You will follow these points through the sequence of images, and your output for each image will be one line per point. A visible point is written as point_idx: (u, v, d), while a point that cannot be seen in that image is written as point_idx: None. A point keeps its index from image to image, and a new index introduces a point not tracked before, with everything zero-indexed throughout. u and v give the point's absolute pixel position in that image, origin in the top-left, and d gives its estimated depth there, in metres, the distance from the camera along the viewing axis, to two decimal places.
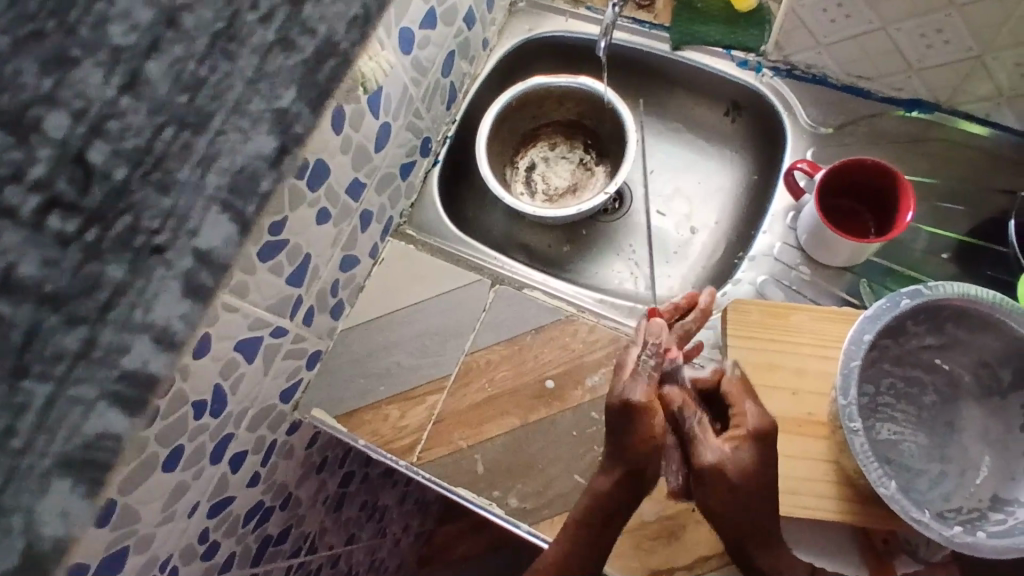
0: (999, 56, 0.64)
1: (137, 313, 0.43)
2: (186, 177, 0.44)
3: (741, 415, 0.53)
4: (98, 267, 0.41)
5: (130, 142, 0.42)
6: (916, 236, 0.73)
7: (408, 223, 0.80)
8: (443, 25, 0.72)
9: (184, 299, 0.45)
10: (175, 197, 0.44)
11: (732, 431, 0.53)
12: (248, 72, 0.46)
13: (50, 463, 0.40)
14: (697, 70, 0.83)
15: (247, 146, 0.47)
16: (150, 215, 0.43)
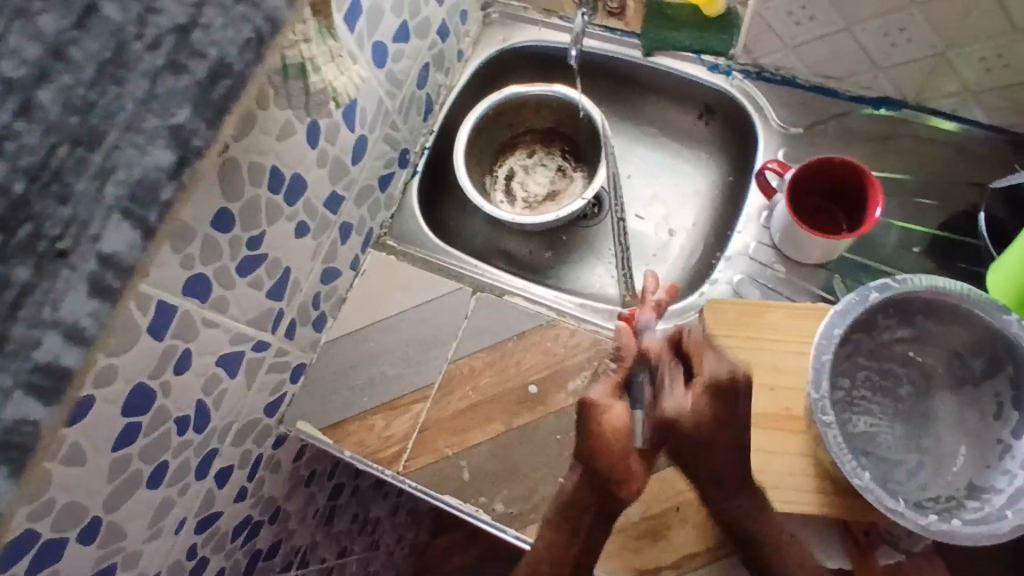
0: (961, 52, 0.66)
1: (46, 310, 0.36)
2: (84, 189, 0.37)
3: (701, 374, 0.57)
4: (3, 271, 0.35)
5: (26, 159, 0.36)
6: (888, 231, 0.73)
7: (389, 233, 0.80)
8: (416, 38, 0.73)
9: (91, 299, 0.37)
10: (75, 206, 0.37)
11: (697, 381, 0.58)
12: (142, 96, 0.38)
13: None
14: (668, 75, 0.84)
15: (144, 159, 0.38)
16: (51, 223, 0.36)
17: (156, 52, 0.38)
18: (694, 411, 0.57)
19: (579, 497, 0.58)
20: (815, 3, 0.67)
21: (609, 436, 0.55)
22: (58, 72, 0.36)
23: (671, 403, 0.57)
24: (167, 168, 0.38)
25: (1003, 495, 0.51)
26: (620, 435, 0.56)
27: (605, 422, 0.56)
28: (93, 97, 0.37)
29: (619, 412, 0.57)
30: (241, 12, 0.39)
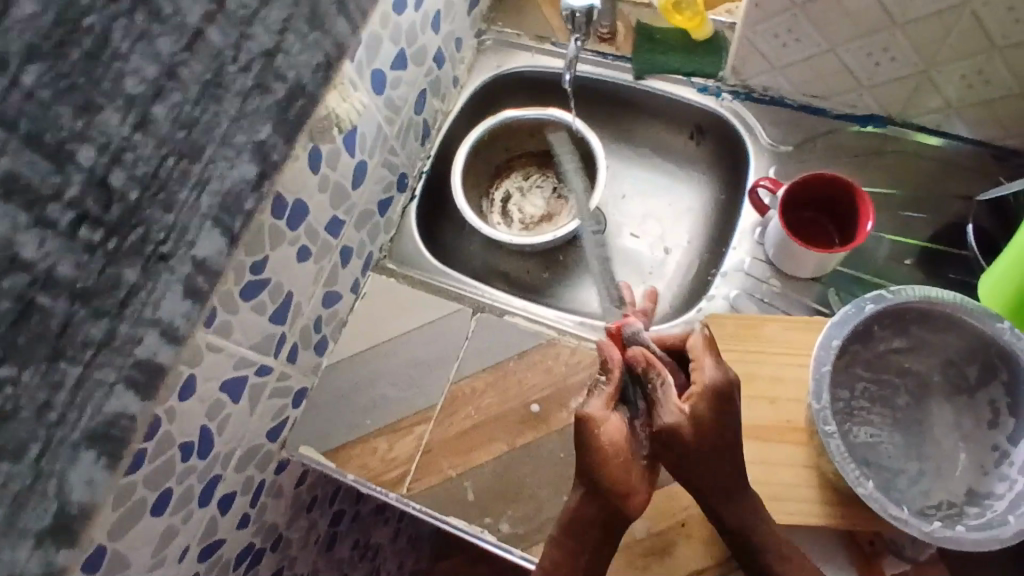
0: (943, 70, 0.68)
1: (146, 310, 0.47)
2: (185, 198, 0.47)
3: (699, 371, 0.54)
4: (116, 271, 0.44)
5: (142, 168, 0.44)
6: (879, 245, 0.75)
7: (388, 256, 0.81)
8: (414, 65, 0.75)
9: (184, 301, 0.50)
10: (178, 214, 0.47)
11: (691, 390, 0.53)
12: (233, 114, 0.49)
13: (78, 436, 0.44)
14: (659, 97, 0.86)
15: (231, 172, 0.50)
16: (156, 229, 0.46)
17: (246, 75, 0.48)
18: (694, 419, 0.52)
19: (581, 514, 0.55)
20: (800, 25, 0.69)
21: (610, 448, 0.53)
22: (169, 92, 0.44)
23: (665, 408, 0.53)
24: (249, 180, 0.51)
25: (1004, 501, 0.51)
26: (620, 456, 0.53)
27: (603, 440, 0.53)
28: (197, 114, 0.46)
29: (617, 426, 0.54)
30: (314, 42, 0.53)
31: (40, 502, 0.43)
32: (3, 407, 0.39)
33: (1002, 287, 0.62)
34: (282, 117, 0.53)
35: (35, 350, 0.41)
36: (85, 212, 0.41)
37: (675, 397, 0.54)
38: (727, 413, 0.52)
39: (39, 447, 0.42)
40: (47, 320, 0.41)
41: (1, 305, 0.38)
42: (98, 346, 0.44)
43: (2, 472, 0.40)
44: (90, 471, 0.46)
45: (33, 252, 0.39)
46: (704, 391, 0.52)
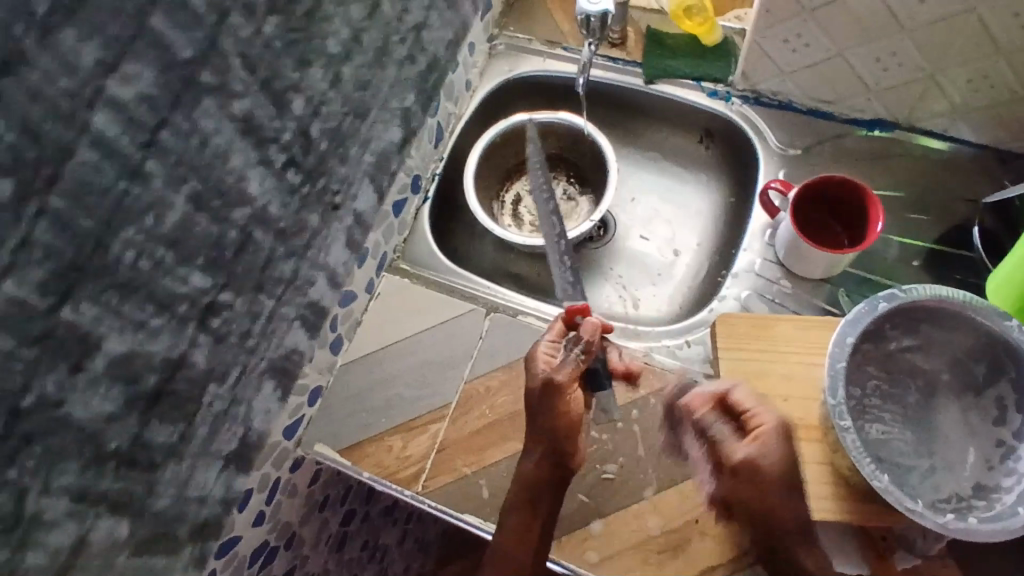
0: (950, 74, 0.69)
1: (320, 255, 0.65)
2: (355, 155, 0.66)
3: (758, 417, 0.58)
4: (303, 215, 0.61)
5: (332, 123, 0.61)
6: (888, 246, 0.76)
7: (402, 257, 0.82)
8: (429, 68, 0.76)
9: (344, 252, 0.69)
10: (346, 165, 0.65)
11: (752, 430, 0.58)
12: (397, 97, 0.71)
13: (265, 366, 0.62)
14: (670, 102, 0.88)
15: (384, 134, 0.70)
16: (329, 177, 0.63)
17: (406, 58, 0.70)
18: (777, 458, 0.56)
19: (538, 474, 0.64)
20: (810, 31, 0.71)
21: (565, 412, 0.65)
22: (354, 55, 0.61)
23: (737, 451, 0.57)
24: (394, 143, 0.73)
25: (1012, 494, 0.52)
26: (571, 419, 0.65)
27: (559, 404, 0.65)
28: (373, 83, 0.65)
29: (566, 400, 0.65)
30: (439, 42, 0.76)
31: (224, 420, 0.58)
32: (220, 330, 0.54)
33: (1007, 286, 0.63)
34: (421, 90, 0.75)
35: (245, 281, 0.56)
36: (290, 156, 0.57)
37: (736, 440, 0.58)
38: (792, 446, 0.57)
39: (238, 372, 0.58)
40: (258, 252, 0.56)
41: (228, 236, 0.52)
42: (287, 283, 0.61)
43: (211, 388, 0.55)
44: (269, 401, 0.64)
45: (257, 192, 0.54)
46: (774, 432, 0.57)
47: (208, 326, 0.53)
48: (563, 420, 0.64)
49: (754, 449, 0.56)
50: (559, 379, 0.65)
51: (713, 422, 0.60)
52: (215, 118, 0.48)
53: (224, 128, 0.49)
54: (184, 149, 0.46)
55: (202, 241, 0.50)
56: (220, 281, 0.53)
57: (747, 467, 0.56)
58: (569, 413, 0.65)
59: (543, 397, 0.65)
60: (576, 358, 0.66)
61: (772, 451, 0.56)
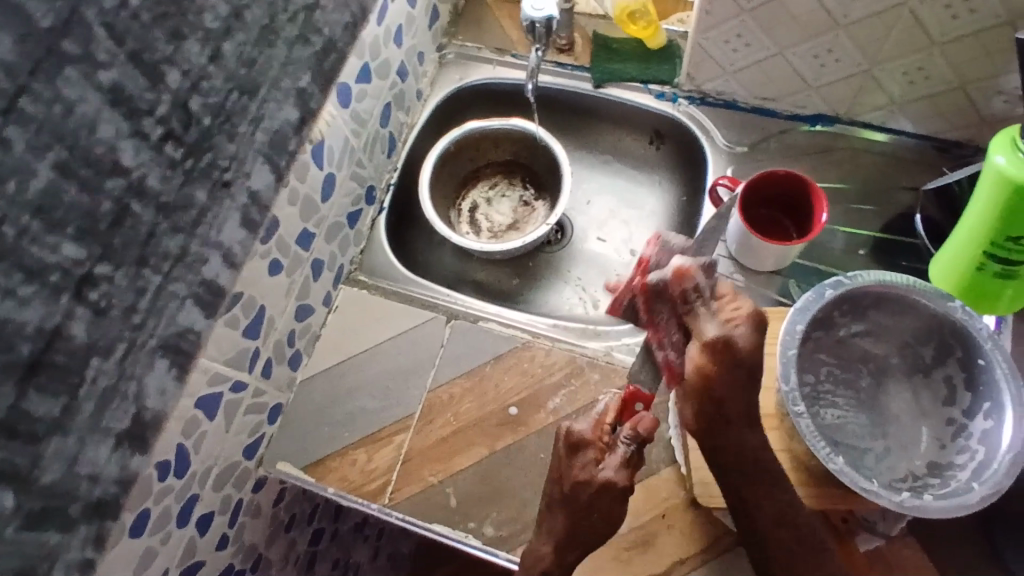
0: (884, 67, 0.72)
1: (212, 233, 0.55)
2: (245, 131, 0.56)
3: (736, 300, 0.54)
4: (191, 191, 0.52)
5: (213, 97, 0.52)
6: (834, 237, 0.78)
7: (359, 269, 0.81)
8: (377, 78, 0.76)
9: (241, 229, 0.58)
10: (238, 145, 0.55)
11: (729, 309, 0.53)
12: (282, 61, 0.58)
13: (155, 342, 0.52)
14: (620, 105, 0.89)
15: (279, 114, 0.59)
16: (222, 157, 0.54)
17: (293, 25, 0.58)
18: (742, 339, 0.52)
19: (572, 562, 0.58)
20: (750, 30, 0.73)
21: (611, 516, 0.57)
22: (235, 32, 0.53)
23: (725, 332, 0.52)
24: (292, 122, 0.61)
25: (967, 470, 0.54)
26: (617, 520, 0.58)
27: (612, 506, 0.57)
28: (256, 55, 0.55)
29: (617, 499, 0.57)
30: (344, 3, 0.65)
31: (123, 403, 0.50)
32: (99, 303, 0.47)
33: (950, 273, 0.65)
34: (319, 68, 0.63)
35: (127, 253, 0.48)
36: (170, 130, 0.49)
37: (711, 316, 0.53)
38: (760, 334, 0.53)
39: (124, 347, 0.49)
40: (138, 224, 0.48)
41: (103, 208, 0.46)
42: (174, 259, 0.52)
43: (93, 364, 0.47)
44: (163, 380, 0.54)
45: (130, 160, 0.47)
46: (748, 317, 0.53)
47: (80, 297, 0.45)
48: (607, 522, 0.57)
49: (726, 330, 0.52)
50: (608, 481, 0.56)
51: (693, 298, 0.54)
52: (74, 84, 0.43)
53: (89, 97, 0.44)
54: (47, 117, 0.42)
55: (72, 208, 0.44)
56: (97, 250, 0.46)
57: (706, 352, 0.53)
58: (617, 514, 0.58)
59: (596, 497, 0.57)
60: (627, 453, 0.57)
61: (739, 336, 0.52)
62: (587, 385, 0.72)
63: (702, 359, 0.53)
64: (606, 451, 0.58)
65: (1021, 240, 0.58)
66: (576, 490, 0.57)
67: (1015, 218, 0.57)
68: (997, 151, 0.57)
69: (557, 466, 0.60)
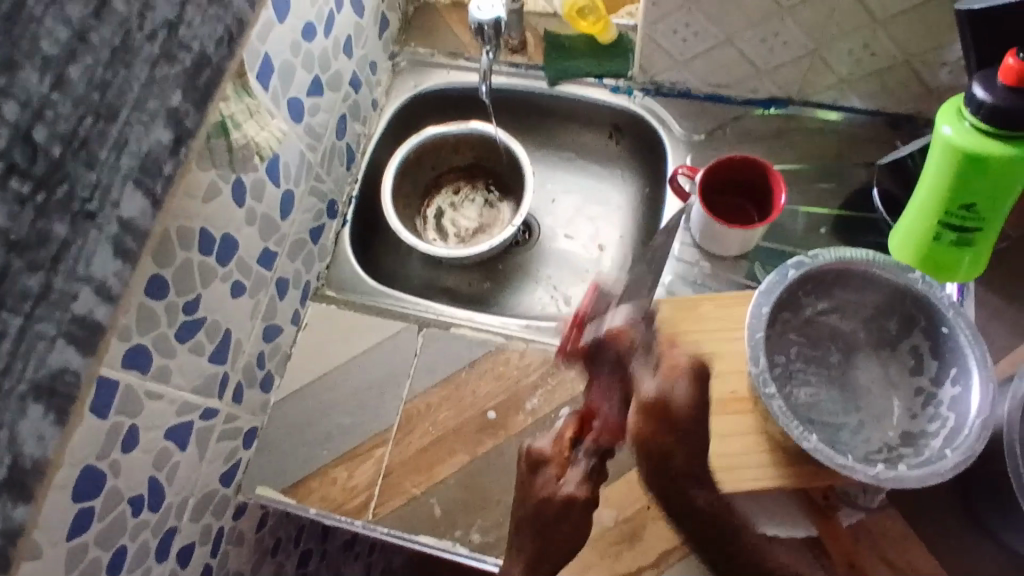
0: (830, 48, 0.73)
1: (79, 267, 0.42)
2: (106, 158, 0.42)
3: (672, 356, 0.53)
4: (47, 226, 0.40)
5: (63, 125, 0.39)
6: (795, 218, 0.79)
7: (327, 284, 0.80)
8: (330, 91, 0.75)
9: (114, 260, 0.44)
10: (101, 172, 0.42)
11: (666, 367, 0.53)
12: (144, 79, 0.42)
13: (23, 388, 0.41)
14: (576, 101, 0.89)
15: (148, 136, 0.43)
16: (80, 187, 0.41)
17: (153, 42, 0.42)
18: (676, 397, 0.51)
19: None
20: (696, 20, 0.74)
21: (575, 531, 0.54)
22: (81, 55, 0.39)
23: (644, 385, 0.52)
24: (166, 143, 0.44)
25: (939, 438, 0.55)
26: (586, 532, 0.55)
27: (577, 520, 0.54)
28: (109, 77, 0.40)
29: (584, 513, 0.54)
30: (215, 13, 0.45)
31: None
32: None
33: (905, 245, 0.66)
34: (194, 87, 0.45)
35: None
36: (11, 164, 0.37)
37: (650, 372, 0.53)
38: (701, 392, 0.51)
39: None
40: None
41: None
42: (35, 299, 0.41)
43: None
44: (38, 426, 0.43)
45: None
46: (688, 373, 0.52)
47: None
48: (578, 534, 0.55)
49: (662, 385, 0.51)
50: (574, 494, 0.54)
51: (627, 352, 0.55)
52: None
53: None
54: None
55: None
56: None
57: (641, 403, 0.51)
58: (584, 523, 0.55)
59: (564, 511, 0.54)
60: (587, 467, 0.56)
61: (680, 391, 0.51)
62: (562, 383, 0.71)
63: (637, 412, 0.51)
64: (566, 466, 0.57)
65: (973, 207, 0.59)
66: (541, 507, 0.55)
67: (965, 186, 0.58)
68: (944, 123, 0.58)
69: (530, 490, 0.57)
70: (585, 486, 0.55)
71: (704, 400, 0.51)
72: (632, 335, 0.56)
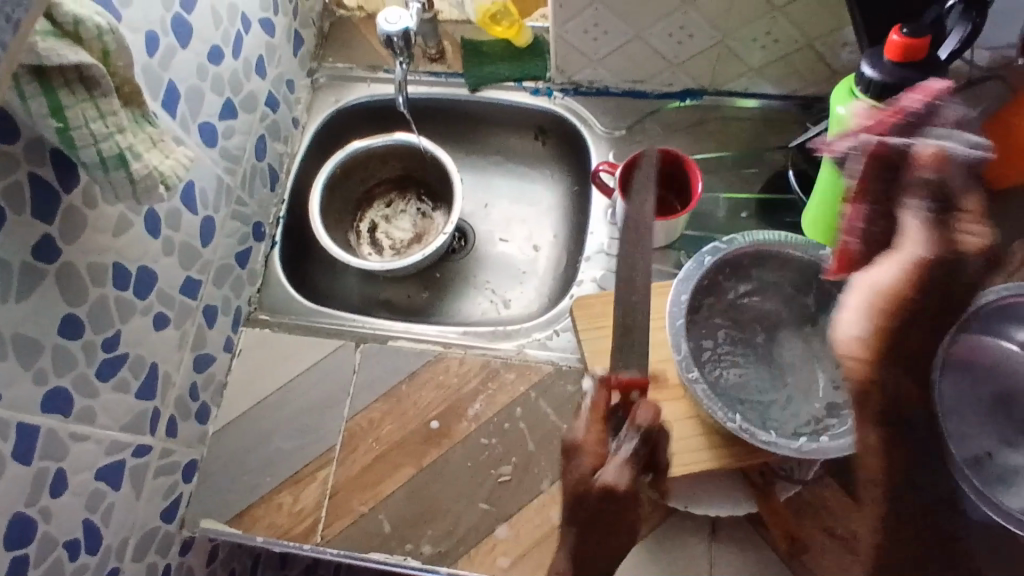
0: (734, 37, 0.76)
1: None
2: None
3: (971, 232, 0.43)
4: None
5: None
6: (716, 204, 0.81)
7: (260, 308, 0.79)
8: (244, 112, 0.74)
9: None
10: None
11: (959, 228, 0.43)
12: None
13: None
14: (498, 106, 0.90)
15: None
16: None
17: None
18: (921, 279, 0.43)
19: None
20: (604, 18, 0.76)
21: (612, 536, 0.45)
22: None
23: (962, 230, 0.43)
24: None
25: None
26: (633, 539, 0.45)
27: (617, 524, 0.45)
28: None
29: (621, 518, 0.45)
30: None
31: None
32: None
33: (814, 220, 0.69)
34: None
35: None
36: None
37: (949, 228, 0.44)
38: (943, 290, 0.42)
39: None
40: None
41: None
42: None
43: None
44: None
45: None
46: (982, 250, 0.42)
47: None
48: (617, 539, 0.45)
49: (941, 251, 0.43)
50: (616, 487, 0.46)
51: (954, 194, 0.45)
52: None
53: None
54: None
55: None
56: None
57: (904, 276, 0.43)
58: (625, 535, 0.45)
59: (599, 506, 0.46)
60: (631, 449, 0.48)
61: (976, 236, 0.43)
62: (503, 386, 0.72)
63: (897, 282, 0.43)
64: (604, 458, 0.48)
65: None
66: (572, 501, 0.47)
67: None
68: (839, 103, 0.60)
69: (567, 482, 0.48)
70: (625, 476, 0.46)
71: (960, 291, 0.42)
72: (946, 168, 0.46)
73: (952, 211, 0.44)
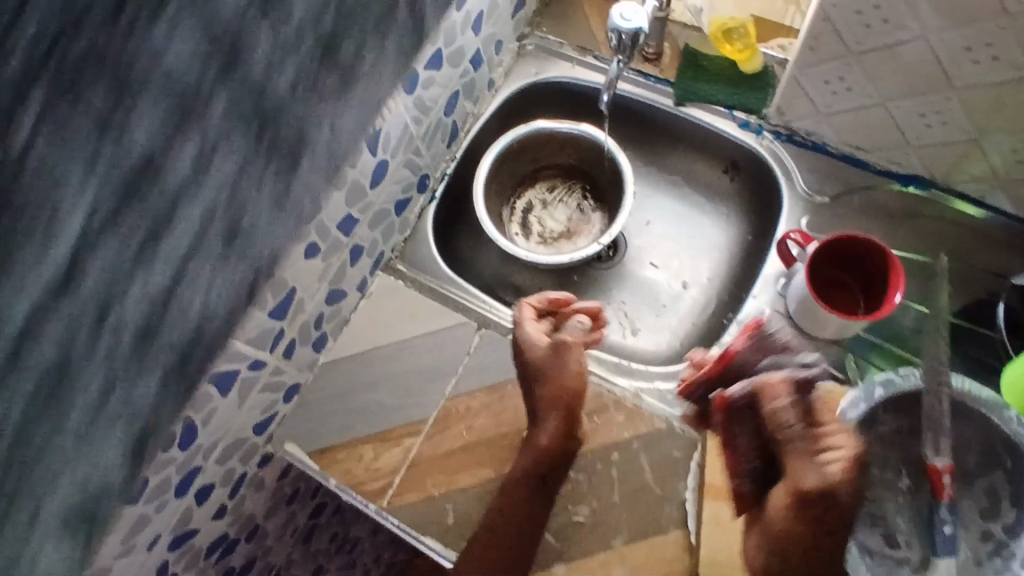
0: (994, 140, 0.65)
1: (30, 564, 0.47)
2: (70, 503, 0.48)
3: (834, 449, 0.52)
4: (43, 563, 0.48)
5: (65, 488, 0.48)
6: (905, 313, 0.71)
7: (400, 258, 0.79)
8: (448, 66, 0.73)
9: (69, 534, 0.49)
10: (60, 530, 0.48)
11: (798, 469, 0.53)
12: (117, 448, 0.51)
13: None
14: (699, 128, 0.83)
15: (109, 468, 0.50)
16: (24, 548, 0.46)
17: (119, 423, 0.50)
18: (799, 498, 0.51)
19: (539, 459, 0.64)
20: (853, 75, 0.67)
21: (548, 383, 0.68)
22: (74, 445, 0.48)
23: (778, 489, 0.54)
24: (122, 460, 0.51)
25: None
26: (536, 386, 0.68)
27: (567, 362, 0.71)
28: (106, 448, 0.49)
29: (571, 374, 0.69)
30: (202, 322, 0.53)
31: None
32: None
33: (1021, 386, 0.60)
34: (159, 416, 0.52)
35: None
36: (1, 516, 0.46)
37: (810, 463, 0.52)
38: (815, 510, 0.51)
39: None
40: None
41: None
42: None
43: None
44: None
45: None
46: (828, 480, 0.51)
47: None
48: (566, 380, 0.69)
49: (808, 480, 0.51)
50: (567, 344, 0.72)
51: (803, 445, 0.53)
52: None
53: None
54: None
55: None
56: None
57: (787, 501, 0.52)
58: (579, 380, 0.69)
59: (569, 351, 0.71)
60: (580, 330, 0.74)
61: (810, 482, 0.51)
62: (608, 424, 0.68)
63: (792, 505, 0.52)
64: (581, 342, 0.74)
65: None
66: (558, 347, 0.71)
67: None
68: None
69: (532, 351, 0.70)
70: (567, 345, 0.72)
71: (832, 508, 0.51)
72: (787, 394, 0.57)
73: (820, 450, 0.52)
